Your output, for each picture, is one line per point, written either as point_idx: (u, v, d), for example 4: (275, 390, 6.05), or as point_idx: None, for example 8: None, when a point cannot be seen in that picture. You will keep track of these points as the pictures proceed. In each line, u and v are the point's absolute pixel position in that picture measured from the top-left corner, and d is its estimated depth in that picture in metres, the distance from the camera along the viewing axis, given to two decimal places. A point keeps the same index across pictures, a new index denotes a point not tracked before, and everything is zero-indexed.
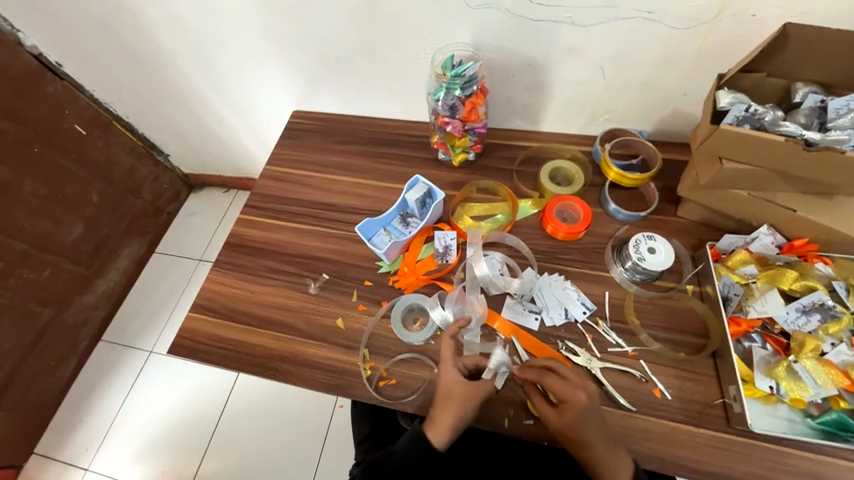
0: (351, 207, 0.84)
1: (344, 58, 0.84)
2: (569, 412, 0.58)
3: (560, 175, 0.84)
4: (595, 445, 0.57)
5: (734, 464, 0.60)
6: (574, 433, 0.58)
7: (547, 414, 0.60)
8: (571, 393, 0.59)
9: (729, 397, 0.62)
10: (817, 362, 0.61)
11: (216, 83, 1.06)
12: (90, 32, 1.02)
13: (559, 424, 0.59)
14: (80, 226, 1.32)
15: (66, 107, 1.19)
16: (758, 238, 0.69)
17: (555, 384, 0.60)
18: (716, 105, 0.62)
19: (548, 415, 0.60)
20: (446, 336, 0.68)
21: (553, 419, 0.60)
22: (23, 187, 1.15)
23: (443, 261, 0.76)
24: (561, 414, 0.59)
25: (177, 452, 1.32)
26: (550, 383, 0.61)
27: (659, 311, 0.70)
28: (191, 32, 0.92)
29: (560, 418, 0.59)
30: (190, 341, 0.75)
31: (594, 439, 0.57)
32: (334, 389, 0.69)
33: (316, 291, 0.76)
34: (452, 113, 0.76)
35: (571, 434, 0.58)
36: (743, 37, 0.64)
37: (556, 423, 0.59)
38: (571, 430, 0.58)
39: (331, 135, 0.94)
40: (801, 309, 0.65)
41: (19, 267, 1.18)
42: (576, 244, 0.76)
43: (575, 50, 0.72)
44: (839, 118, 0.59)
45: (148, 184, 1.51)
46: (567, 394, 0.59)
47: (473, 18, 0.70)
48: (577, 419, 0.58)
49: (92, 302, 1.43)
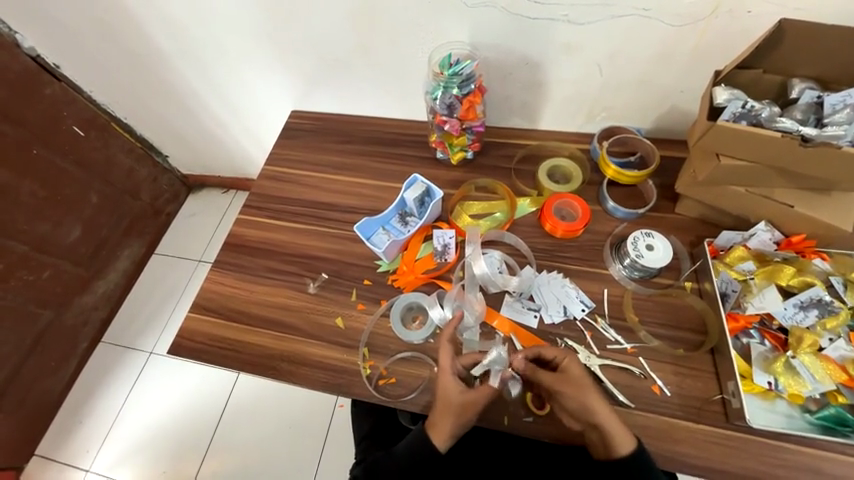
0: (350, 206, 0.84)
1: (341, 58, 0.84)
2: (572, 374, 0.61)
3: (558, 172, 0.85)
4: (606, 419, 0.58)
5: (733, 459, 0.60)
6: (581, 393, 0.59)
7: (548, 378, 0.62)
8: (564, 353, 0.63)
9: (728, 393, 0.63)
10: (815, 357, 0.61)
11: (212, 82, 1.05)
12: (89, 34, 1.02)
13: (563, 387, 0.60)
14: (79, 228, 1.33)
15: (64, 108, 1.19)
16: (757, 234, 0.69)
17: (551, 352, 0.63)
18: (712, 102, 0.62)
19: (548, 379, 0.62)
20: (445, 343, 0.66)
21: (557, 385, 0.61)
22: (22, 189, 1.15)
23: (442, 259, 0.76)
24: (562, 377, 0.61)
25: (179, 451, 1.32)
26: (544, 352, 0.63)
27: (659, 307, 0.70)
28: (188, 33, 0.92)
29: (565, 381, 0.60)
30: (190, 342, 0.75)
31: (599, 404, 0.58)
32: (335, 388, 0.69)
33: (316, 290, 0.76)
34: (449, 112, 0.76)
35: (573, 385, 0.60)
36: (739, 33, 0.64)
37: (562, 386, 0.60)
38: (573, 382, 0.60)
39: (329, 136, 0.94)
40: (799, 304, 0.65)
41: (18, 269, 1.18)
42: (575, 242, 0.77)
43: (572, 49, 0.72)
44: (834, 113, 0.59)
45: (148, 185, 1.51)
46: (560, 354, 0.63)
47: (470, 17, 0.70)
48: (576, 372, 0.61)
49: (92, 303, 1.43)
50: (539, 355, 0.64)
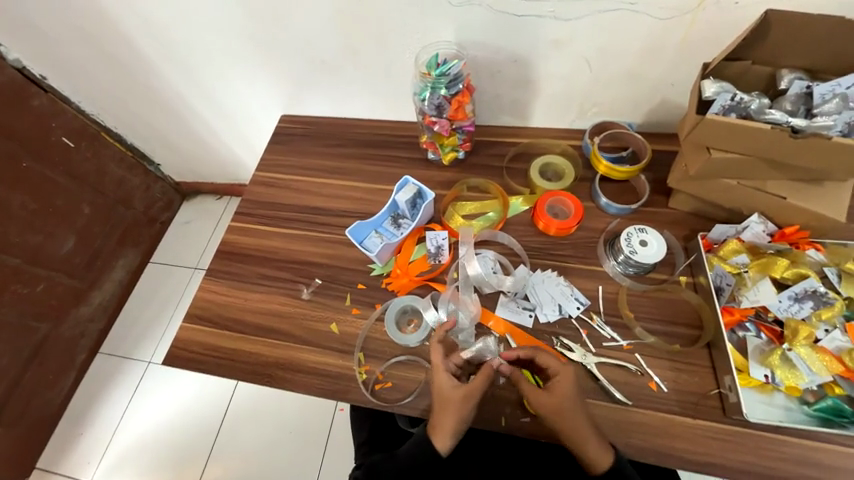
0: (342, 210, 0.84)
1: (329, 61, 0.84)
2: (561, 386, 0.60)
3: (549, 170, 0.84)
4: (586, 436, 0.58)
5: (732, 454, 0.60)
6: (565, 408, 0.59)
7: (533, 393, 0.61)
8: (559, 367, 0.62)
9: (725, 387, 0.62)
10: (812, 349, 0.61)
11: (199, 87, 1.04)
12: (74, 43, 1.01)
13: (550, 403, 0.59)
14: (72, 239, 1.32)
15: (52, 120, 1.19)
16: (749, 227, 0.68)
17: (546, 359, 0.62)
18: (702, 95, 0.62)
19: (533, 394, 0.61)
20: (435, 342, 0.66)
21: (544, 400, 0.60)
22: (13, 203, 1.14)
23: (436, 261, 0.76)
24: (552, 391, 0.60)
25: (181, 459, 1.32)
26: (539, 359, 0.63)
27: (653, 303, 0.70)
28: (172, 40, 0.91)
29: (555, 395, 0.60)
30: (185, 352, 0.75)
31: (578, 419, 0.59)
32: (331, 394, 0.69)
33: (309, 296, 0.76)
34: (438, 112, 0.76)
35: (558, 408, 0.59)
36: (728, 24, 0.64)
37: (549, 403, 0.59)
38: (559, 404, 0.59)
39: (320, 140, 0.93)
40: (795, 296, 0.65)
41: (12, 283, 1.17)
42: (569, 240, 0.76)
43: (560, 45, 0.71)
44: (824, 103, 0.59)
45: (141, 194, 1.51)
46: (556, 367, 0.62)
47: (456, 17, 0.70)
48: (565, 390, 0.60)
49: (89, 314, 1.43)
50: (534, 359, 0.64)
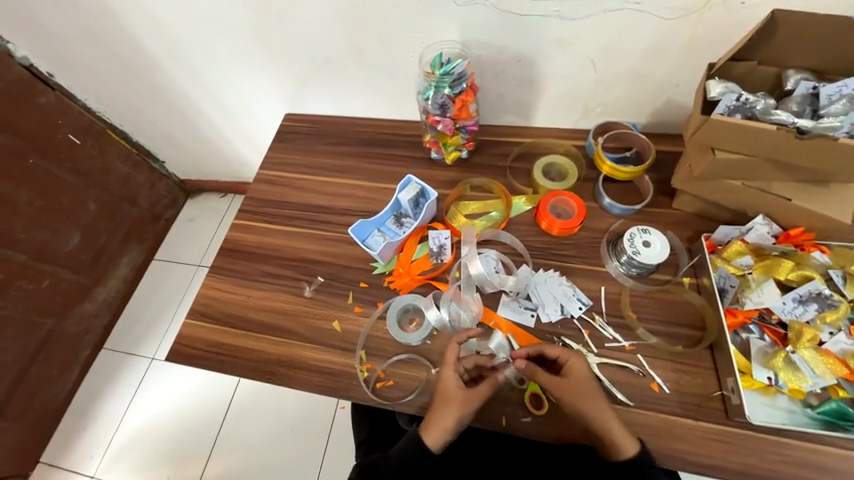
0: (345, 208, 0.84)
1: (333, 60, 0.84)
2: (575, 371, 0.61)
3: (553, 170, 0.84)
4: (610, 421, 0.58)
5: (734, 456, 0.60)
6: (587, 389, 0.60)
7: (551, 382, 0.61)
8: (569, 353, 0.63)
9: (728, 389, 0.62)
10: (816, 352, 0.61)
11: (203, 86, 1.05)
12: (81, 41, 1.02)
13: (569, 385, 0.60)
14: (78, 236, 1.33)
15: (59, 117, 1.20)
16: (754, 228, 0.68)
17: (553, 350, 0.63)
18: (707, 95, 0.61)
19: (551, 382, 0.61)
20: (452, 341, 0.66)
21: (562, 384, 0.61)
22: (20, 199, 1.15)
23: (438, 260, 0.76)
24: (568, 376, 0.61)
25: (183, 455, 1.33)
26: (547, 351, 0.64)
27: (656, 304, 0.70)
28: (177, 39, 0.92)
29: (572, 381, 0.61)
30: (187, 348, 0.75)
31: (596, 404, 0.59)
32: (331, 392, 0.69)
33: (311, 294, 0.76)
34: (442, 111, 0.76)
35: (577, 389, 0.60)
36: (734, 24, 0.63)
37: (567, 385, 0.61)
38: (577, 385, 0.60)
39: (324, 138, 0.93)
40: (799, 298, 0.64)
41: (17, 279, 1.18)
42: (572, 240, 0.76)
43: (565, 44, 0.71)
44: (831, 104, 0.58)
45: (145, 191, 1.51)
46: (565, 354, 0.63)
47: (460, 16, 0.70)
48: (582, 374, 0.61)
49: (93, 311, 1.43)
50: (542, 353, 0.65)
